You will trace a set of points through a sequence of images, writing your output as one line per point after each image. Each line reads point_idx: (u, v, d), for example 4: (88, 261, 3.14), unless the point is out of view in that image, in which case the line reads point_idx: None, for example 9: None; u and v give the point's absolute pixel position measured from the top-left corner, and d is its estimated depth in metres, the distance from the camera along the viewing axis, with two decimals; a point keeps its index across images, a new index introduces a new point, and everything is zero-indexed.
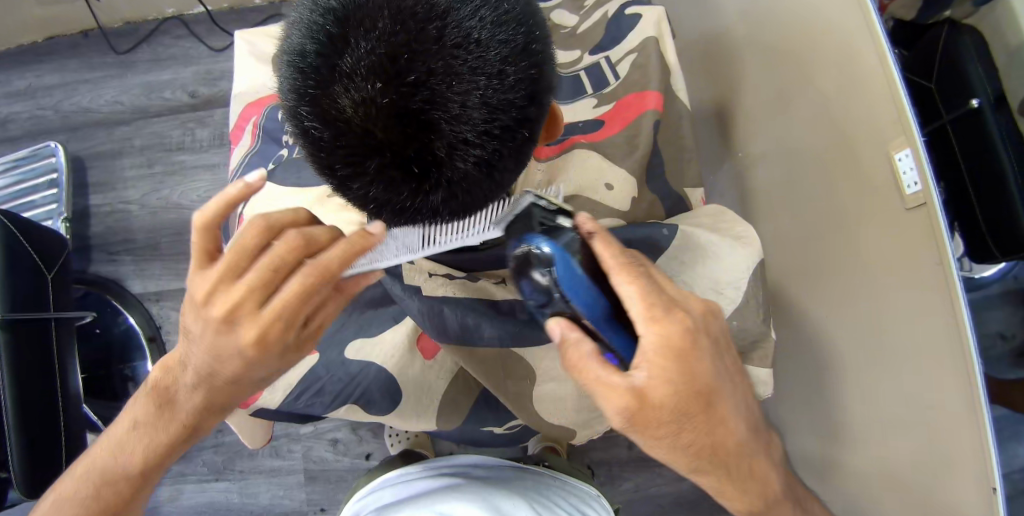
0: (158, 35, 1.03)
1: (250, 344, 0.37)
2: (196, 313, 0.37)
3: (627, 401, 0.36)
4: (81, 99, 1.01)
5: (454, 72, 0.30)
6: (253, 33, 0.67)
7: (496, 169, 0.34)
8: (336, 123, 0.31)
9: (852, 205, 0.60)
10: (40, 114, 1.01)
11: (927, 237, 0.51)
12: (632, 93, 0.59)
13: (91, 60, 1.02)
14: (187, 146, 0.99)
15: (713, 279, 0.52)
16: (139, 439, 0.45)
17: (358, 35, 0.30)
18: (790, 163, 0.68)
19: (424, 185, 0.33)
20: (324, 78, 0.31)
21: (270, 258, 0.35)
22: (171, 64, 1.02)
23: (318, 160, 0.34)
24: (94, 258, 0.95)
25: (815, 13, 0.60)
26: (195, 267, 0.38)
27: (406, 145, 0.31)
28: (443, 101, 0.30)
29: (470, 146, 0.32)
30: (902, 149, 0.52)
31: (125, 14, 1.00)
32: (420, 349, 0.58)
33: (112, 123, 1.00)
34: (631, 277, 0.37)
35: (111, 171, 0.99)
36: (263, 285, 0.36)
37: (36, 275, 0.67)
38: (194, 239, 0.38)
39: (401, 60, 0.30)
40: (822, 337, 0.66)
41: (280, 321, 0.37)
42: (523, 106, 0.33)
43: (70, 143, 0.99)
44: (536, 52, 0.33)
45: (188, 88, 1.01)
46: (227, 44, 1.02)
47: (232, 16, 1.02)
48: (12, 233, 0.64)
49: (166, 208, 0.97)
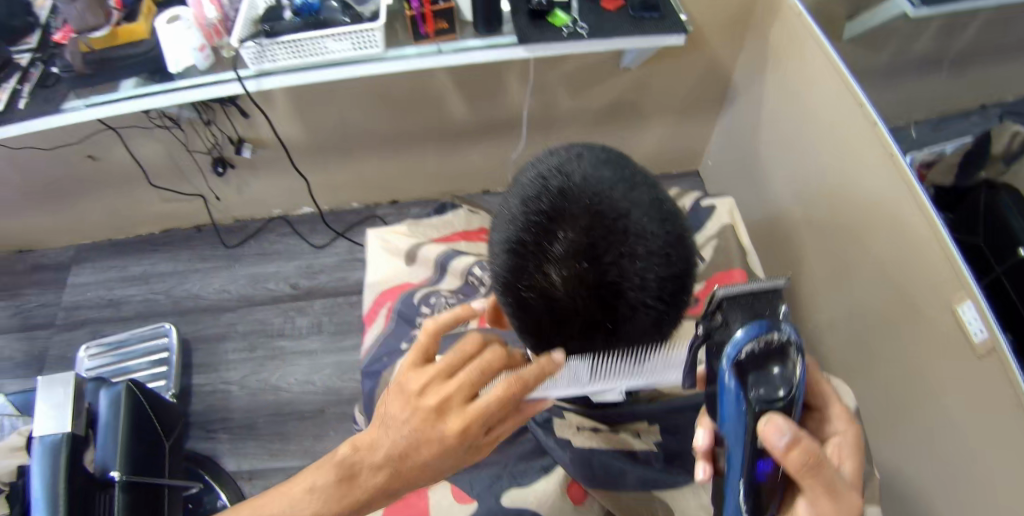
0: (264, 232, 1.20)
1: (453, 435, 0.40)
2: (403, 402, 0.41)
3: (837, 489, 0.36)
4: (190, 286, 1.15)
5: (637, 256, 0.36)
6: (386, 231, 0.81)
7: (664, 324, 0.40)
8: (543, 293, 0.38)
9: (919, 347, 0.62)
10: (152, 297, 1.15)
11: (1003, 383, 0.51)
12: (721, 271, 0.67)
13: (202, 252, 1.19)
14: (287, 332, 1.09)
15: None
16: (315, 505, 0.43)
17: (560, 232, 0.36)
18: (853, 317, 0.73)
19: (614, 335, 0.40)
20: (534, 263, 0.37)
21: (478, 364, 0.41)
22: (275, 258, 1.17)
23: (521, 317, 0.41)
24: (193, 435, 1.01)
25: (864, 188, 0.68)
26: (409, 363, 0.43)
27: (600, 310, 0.38)
28: (631, 279, 0.37)
29: (649, 307, 0.38)
30: (965, 301, 0.55)
31: (237, 212, 1.20)
32: (570, 494, 0.59)
33: (218, 309, 1.12)
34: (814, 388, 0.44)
35: (215, 354, 1.08)
36: (473, 381, 0.41)
37: (156, 443, 0.73)
38: (416, 341, 0.43)
39: (599, 251, 0.36)
40: (929, 507, 0.63)
41: (474, 423, 0.40)
42: (683, 274, 0.39)
43: (180, 325, 1.11)
44: (684, 231, 0.40)
45: (290, 280, 1.14)
46: (326, 241, 1.18)
47: (336, 214, 1.21)
48: (142, 405, 0.72)
49: (267, 388, 1.04)
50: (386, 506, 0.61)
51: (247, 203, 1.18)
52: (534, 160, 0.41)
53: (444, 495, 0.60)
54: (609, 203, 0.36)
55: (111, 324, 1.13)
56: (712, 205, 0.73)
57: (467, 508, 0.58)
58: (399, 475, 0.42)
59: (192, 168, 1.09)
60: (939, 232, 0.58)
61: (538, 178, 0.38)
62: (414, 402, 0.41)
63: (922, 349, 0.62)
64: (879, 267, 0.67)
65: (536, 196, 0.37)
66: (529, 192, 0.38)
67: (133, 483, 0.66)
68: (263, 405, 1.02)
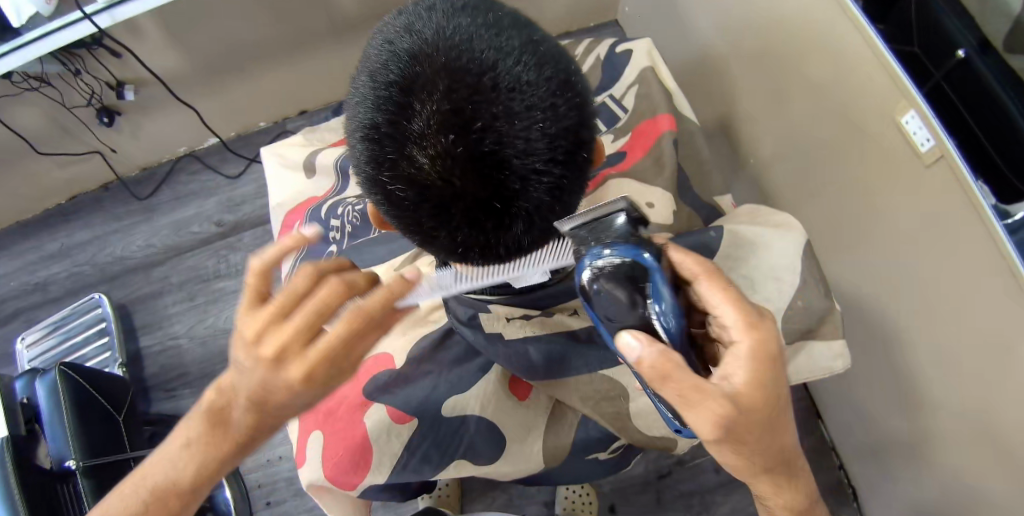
0: (174, 174, 1.10)
1: (299, 382, 0.36)
2: (246, 352, 0.36)
3: (723, 407, 0.36)
4: (113, 248, 1.07)
5: (512, 112, 0.32)
6: (282, 146, 0.77)
7: (565, 192, 0.36)
8: (414, 179, 0.34)
9: (867, 167, 0.61)
10: (78, 270, 1.06)
11: (953, 186, 0.51)
12: (645, 120, 0.63)
13: (115, 211, 1.09)
14: (224, 272, 1.03)
15: (759, 268, 0.56)
16: (190, 458, 0.41)
17: (419, 102, 0.33)
18: (796, 149, 0.71)
19: (505, 218, 0.35)
20: (398, 143, 0.34)
21: (319, 300, 0.36)
22: (193, 199, 1.08)
23: (403, 219, 0.37)
24: (154, 397, 0.97)
25: (793, 11, 0.63)
26: (245, 308, 0.38)
27: (484, 186, 0.33)
28: (510, 141, 0.33)
29: (541, 174, 0.34)
30: (908, 111, 0.53)
31: (140, 160, 1.08)
32: (514, 393, 0.60)
33: (148, 266, 1.05)
34: (719, 285, 0.39)
35: (156, 312, 1.02)
36: (308, 328, 0.36)
37: (108, 419, 0.70)
38: (249, 282, 0.38)
39: (466, 114, 0.32)
40: (885, 318, 0.65)
41: (328, 359, 0.36)
42: (576, 129, 0.35)
43: (112, 291, 1.04)
44: (574, 83, 0.36)
45: (213, 218, 1.07)
46: (240, 169, 1.09)
47: (244, 140, 1.10)
48: (82, 385, 0.67)
49: (217, 333, 1.00)
50: (326, 444, 0.58)
51: (148, 148, 1.06)
52: (385, 32, 0.38)
53: (381, 419, 0.57)
54: (468, 55, 0.33)
55: (43, 309, 1.04)
56: (630, 48, 0.67)
57: (408, 426, 0.57)
58: (265, 418, 0.39)
59: (74, 125, 0.95)
60: (873, 40, 0.54)
61: (391, 49, 0.35)
62: (253, 351, 0.36)
63: (868, 169, 0.61)
64: (816, 92, 0.64)
65: (387, 69, 0.35)
66: (382, 66, 0.35)
67: (95, 467, 0.63)
68: (218, 352, 0.98)
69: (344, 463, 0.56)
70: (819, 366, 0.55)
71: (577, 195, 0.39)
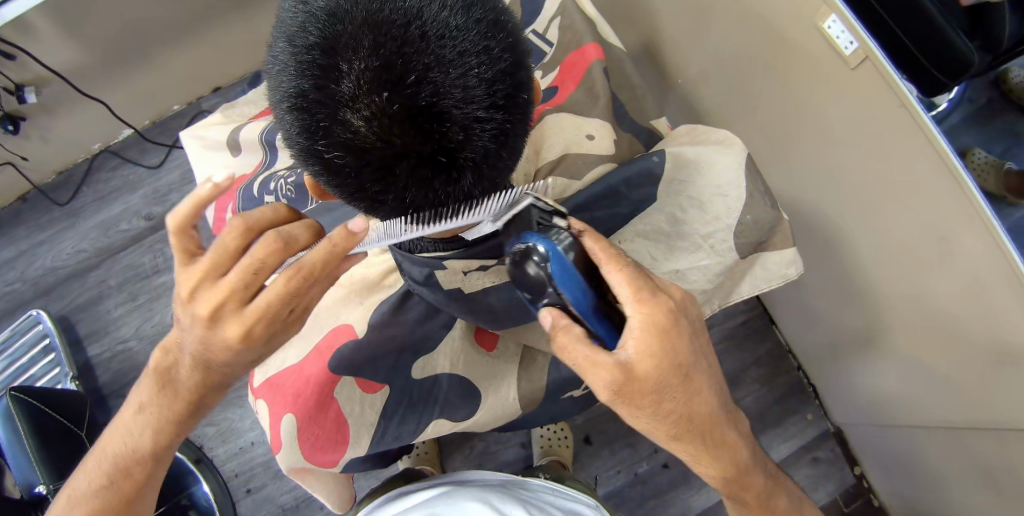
0: (93, 174, 1.01)
1: (236, 342, 0.37)
2: (182, 311, 0.37)
3: (614, 376, 0.37)
4: (44, 259, 0.99)
5: (444, 62, 0.31)
6: (198, 127, 0.72)
7: (510, 135, 0.36)
8: (352, 144, 0.32)
9: (798, 79, 0.62)
10: (9, 289, 0.98)
11: (881, 86, 0.53)
12: (572, 52, 0.63)
13: (35, 222, 1.00)
14: (163, 268, 0.98)
15: (707, 187, 0.57)
16: (144, 423, 0.43)
17: (345, 61, 0.31)
18: (723, 63, 0.71)
19: (453, 172, 0.34)
20: (328, 108, 0.32)
21: (249, 260, 0.35)
22: (117, 196, 1.01)
23: (345, 189, 0.35)
24: (115, 406, 0.93)
25: None
26: (178, 266, 0.38)
27: (425, 142, 0.32)
28: (447, 91, 0.31)
29: (483, 121, 0.33)
30: (830, 16, 0.53)
31: (54, 164, 0.98)
32: (481, 344, 0.60)
33: (82, 272, 0.98)
34: (618, 265, 0.38)
35: (100, 319, 0.97)
36: (239, 286, 0.36)
37: (71, 437, 0.67)
38: (173, 243, 0.37)
39: (399, 69, 0.31)
40: (825, 220, 0.69)
41: (266, 319, 0.37)
42: (514, 72, 0.35)
43: (49, 305, 0.97)
44: (506, 24, 0.35)
45: (142, 212, 1.01)
46: (162, 158, 1.02)
47: (159, 128, 1.02)
48: (36, 406, 0.64)
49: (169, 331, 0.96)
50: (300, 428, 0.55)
51: (59, 150, 0.96)
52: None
53: (364, 393, 0.57)
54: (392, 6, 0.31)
55: None
56: None
57: (379, 395, 0.57)
58: (208, 370, 0.40)
59: None
60: None
61: (304, 8, 0.33)
62: (186, 306, 0.37)
63: (798, 79, 0.62)
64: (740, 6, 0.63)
65: (304, 28, 0.32)
66: (297, 28, 0.32)
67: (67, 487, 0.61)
68: None
69: (321, 443, 0.55)
70: (773, 273, 0.58)
71: (522, 139, 0.38)
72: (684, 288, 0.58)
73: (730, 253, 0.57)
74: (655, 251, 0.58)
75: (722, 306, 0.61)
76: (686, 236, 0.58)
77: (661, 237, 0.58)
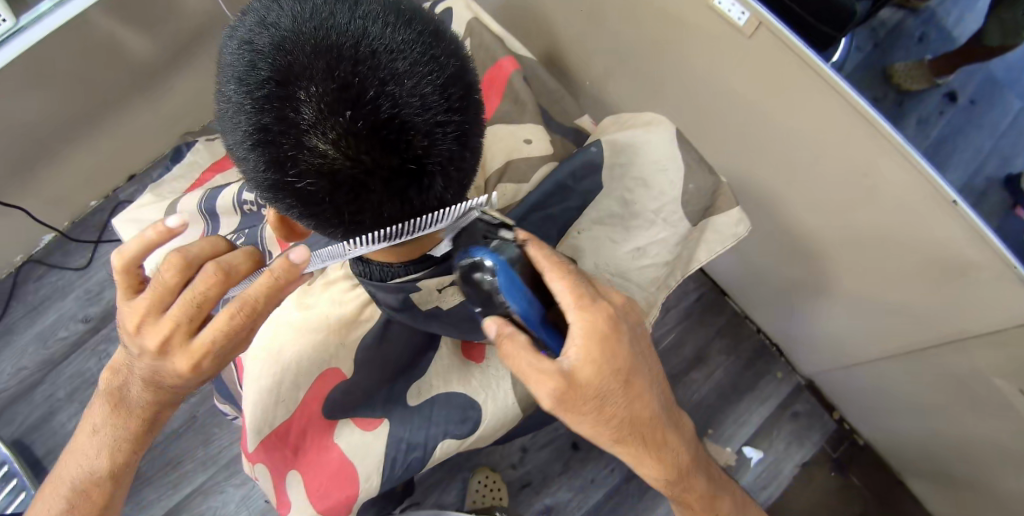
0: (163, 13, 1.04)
1: (185, 369, 0.54)
2: (134, 343, 0.54)
3: (556, 385, 0.50)
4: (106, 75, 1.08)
5: (399, 74, 0.35)
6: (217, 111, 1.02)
7: (468, 137, 0.40)
8: (324, 168, 0.35)
9: (812, 108, 0.82)
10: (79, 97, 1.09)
11: (857, 120, 0.77)
12: (491, 68, 0.78)
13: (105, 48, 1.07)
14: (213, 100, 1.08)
15: (658, 189, 0.70)
16: (103, 449, 0.64)
17: (302, 89, 0.34)
18: (752, 82, 0.87)
19: (422, 175, 0.38)
20: (288, 140, 0.35)
21: (194, 292, 0.51)
22: None
23: (317, 210, 0.38)
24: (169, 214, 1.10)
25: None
26: (123, 297, 0.56)
27: (390, 154, 0.36)
28: (405, 103, 0.35)
29: (444, 125, 0.37)
30: (814, 76, 0.77)
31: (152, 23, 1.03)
32: (470, 357, 0.67)
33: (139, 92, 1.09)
34: (559, 273, 0.52)
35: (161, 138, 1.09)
36: (186, 319, 0.53)
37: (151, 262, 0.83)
38: (120, 279, 0.56)
39: (356, 86, 0.34)
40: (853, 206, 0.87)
41: (202, 348, 0.54)
42: (460, 74, 0.39)
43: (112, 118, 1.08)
44: (441, 32, 0.40)
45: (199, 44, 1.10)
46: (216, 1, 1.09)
47: None
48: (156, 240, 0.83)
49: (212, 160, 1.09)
50: None
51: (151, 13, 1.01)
52: (233, 33, 0.38)
53: (346, 364, 0.63)
54: (335, 28, 0.34)
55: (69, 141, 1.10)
56: (448, 7, 0.81)
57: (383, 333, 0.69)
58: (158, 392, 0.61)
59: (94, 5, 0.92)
60: (777, 31, 0.76)
61: (247, 48, 0.35)
62: (143, 347, 0.54)
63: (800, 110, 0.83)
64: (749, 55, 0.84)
65: (251, 70, 0.35)
66: (246, 67, 0.35)
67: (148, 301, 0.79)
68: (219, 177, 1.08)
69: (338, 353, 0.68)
70: (723, 233, 0.72)
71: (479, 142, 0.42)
72: (647, 262, 0.71)
73: (681, 222, 0.71)
74: (614, 234, 0.71)
75: (682, 275, 0.75)
76: (640, 217, 0.71)
77: (616, 221, 0.71)
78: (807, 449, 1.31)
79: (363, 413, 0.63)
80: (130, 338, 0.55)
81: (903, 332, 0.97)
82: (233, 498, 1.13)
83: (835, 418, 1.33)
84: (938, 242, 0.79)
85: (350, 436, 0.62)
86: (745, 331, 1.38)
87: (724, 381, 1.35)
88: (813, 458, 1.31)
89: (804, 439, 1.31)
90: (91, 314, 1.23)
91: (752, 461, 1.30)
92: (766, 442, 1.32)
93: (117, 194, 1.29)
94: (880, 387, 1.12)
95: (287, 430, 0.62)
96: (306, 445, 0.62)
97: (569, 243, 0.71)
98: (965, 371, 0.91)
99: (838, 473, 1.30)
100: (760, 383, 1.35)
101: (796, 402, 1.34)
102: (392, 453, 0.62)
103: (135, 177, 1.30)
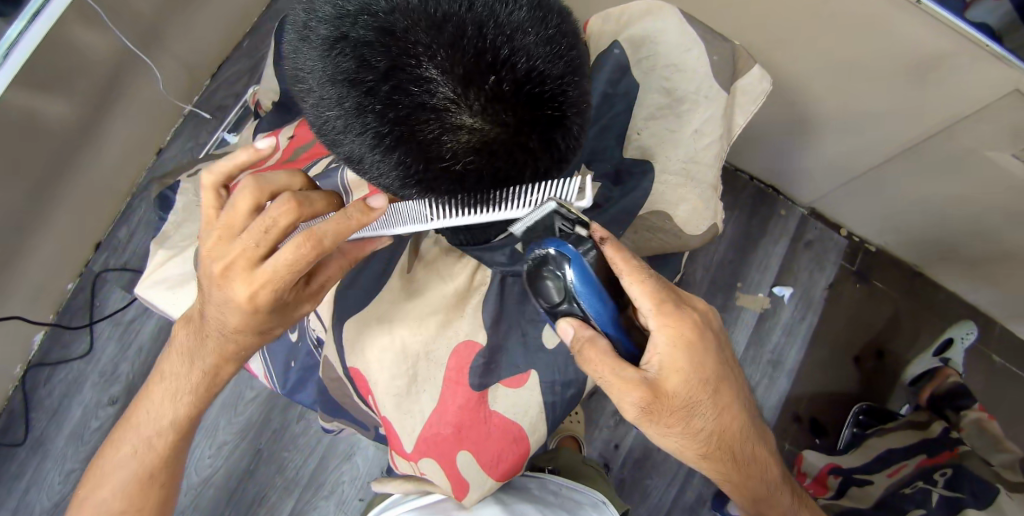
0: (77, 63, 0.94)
1: (244, 299, 0.54)
2: (208, 270, 0.54)
3: (644, 393, 0.51)
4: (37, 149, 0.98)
5: (519, 27, 0.35)
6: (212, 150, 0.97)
7: (583, 71, 0.40)
8: (476, 142, 0.36)
9: None
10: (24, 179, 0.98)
11: None
12: None
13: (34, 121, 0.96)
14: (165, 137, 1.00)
15: (687, 69, 0.69)
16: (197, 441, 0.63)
17: (431, 66, 0.34)
18: None
19: (566, 122, 0.38)
20: (435, 126, 0.35)
21: (267, 219, 0.51)
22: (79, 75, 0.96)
23: (473, 188, 0.39)
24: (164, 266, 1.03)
25: None
26: (205, 218, 0.57)
27: (537, 107, 0.36)
28: (536, 54, 0.35)
29: (568, 63, 0.37)
30: None
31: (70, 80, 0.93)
32: None
33: None
34: (639, 278, 0.51)
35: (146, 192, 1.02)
36: (252, 245, 0.52)
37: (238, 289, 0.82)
38: (205, 197, 0.57)
39: (488, 51, 0.34)
40: (831, 35, 0.88)
41: (264, 277, 0.52)
42: (557, 11, 0.39)
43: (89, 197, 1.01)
44: None
45: None
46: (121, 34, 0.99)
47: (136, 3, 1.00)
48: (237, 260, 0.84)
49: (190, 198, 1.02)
50: None
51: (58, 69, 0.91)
52: (312, 35, 0.37)
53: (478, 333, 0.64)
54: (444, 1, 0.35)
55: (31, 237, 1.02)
56: None
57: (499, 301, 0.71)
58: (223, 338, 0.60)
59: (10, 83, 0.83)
60: None
61: (350, 46, 0.35)
62: (211, 271, 0.54)
63: None
64: None
65: (367, 66, 0.34)
66: (356, 63, 0.35)
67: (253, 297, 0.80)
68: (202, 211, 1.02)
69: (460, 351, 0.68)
70: (753, 92, 0.72)
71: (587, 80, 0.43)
72: (708, 140, 0.69)
73: (721, 93, 0.70)
74: (668, 124, 0.70)
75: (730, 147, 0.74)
76: (684, 100, 0.70)
77: (665, 110, 0.70)
78: (830, 271, 1.36)
79: (508, 372, 0.64)
80: (203, 261, 0.54)
81: (896, 136, 1.00)
82: (330, 508, 1.15)
83: (844, 235, 1.38)
84: (912, 39, 0.81)
85: (503, 397, 0.64)
86: (740, 182, 1.39)
87: (736, 235, 1.36)
88: (837, 278, 1.36)
89: (825, 261, 1.36)
90: (115, 395, 1.16)
91: (785, 298, 1.34)
92: (792, 277, 1.35)
93: (89, 267, 1.19)
94: (882, 192, 1.16)
95: (443, 411, 0.63)
96: (467, 422, 0.63)
97: (633, 145, 0.70)
98: (955, 152, 0.95)
99: (862, 282, 1.36)
100: (770, 225, 1.37)
101: (807, 232, 1.37)
102: (549, 399, 0.64)
103: (102, 243, 1.20)
